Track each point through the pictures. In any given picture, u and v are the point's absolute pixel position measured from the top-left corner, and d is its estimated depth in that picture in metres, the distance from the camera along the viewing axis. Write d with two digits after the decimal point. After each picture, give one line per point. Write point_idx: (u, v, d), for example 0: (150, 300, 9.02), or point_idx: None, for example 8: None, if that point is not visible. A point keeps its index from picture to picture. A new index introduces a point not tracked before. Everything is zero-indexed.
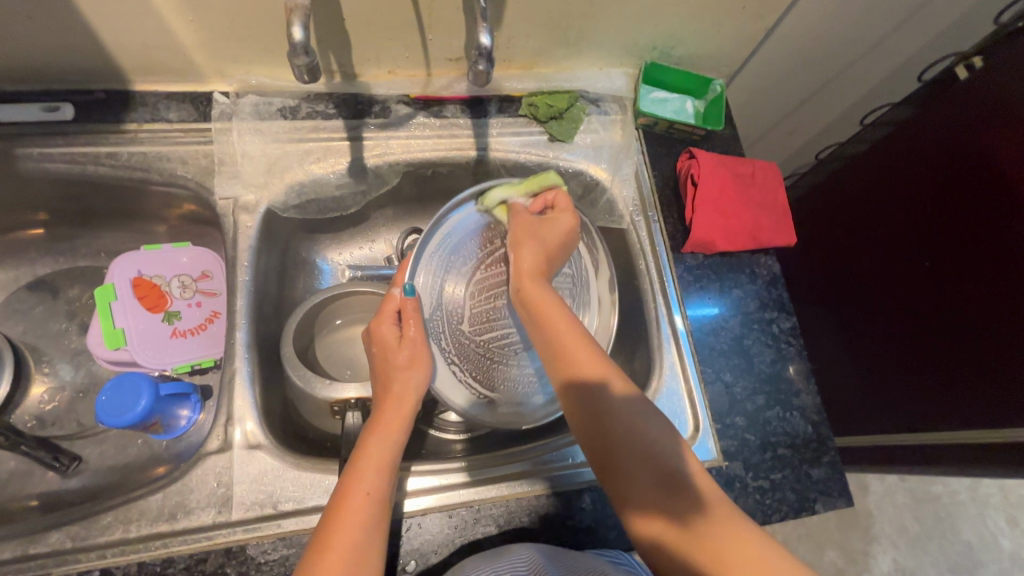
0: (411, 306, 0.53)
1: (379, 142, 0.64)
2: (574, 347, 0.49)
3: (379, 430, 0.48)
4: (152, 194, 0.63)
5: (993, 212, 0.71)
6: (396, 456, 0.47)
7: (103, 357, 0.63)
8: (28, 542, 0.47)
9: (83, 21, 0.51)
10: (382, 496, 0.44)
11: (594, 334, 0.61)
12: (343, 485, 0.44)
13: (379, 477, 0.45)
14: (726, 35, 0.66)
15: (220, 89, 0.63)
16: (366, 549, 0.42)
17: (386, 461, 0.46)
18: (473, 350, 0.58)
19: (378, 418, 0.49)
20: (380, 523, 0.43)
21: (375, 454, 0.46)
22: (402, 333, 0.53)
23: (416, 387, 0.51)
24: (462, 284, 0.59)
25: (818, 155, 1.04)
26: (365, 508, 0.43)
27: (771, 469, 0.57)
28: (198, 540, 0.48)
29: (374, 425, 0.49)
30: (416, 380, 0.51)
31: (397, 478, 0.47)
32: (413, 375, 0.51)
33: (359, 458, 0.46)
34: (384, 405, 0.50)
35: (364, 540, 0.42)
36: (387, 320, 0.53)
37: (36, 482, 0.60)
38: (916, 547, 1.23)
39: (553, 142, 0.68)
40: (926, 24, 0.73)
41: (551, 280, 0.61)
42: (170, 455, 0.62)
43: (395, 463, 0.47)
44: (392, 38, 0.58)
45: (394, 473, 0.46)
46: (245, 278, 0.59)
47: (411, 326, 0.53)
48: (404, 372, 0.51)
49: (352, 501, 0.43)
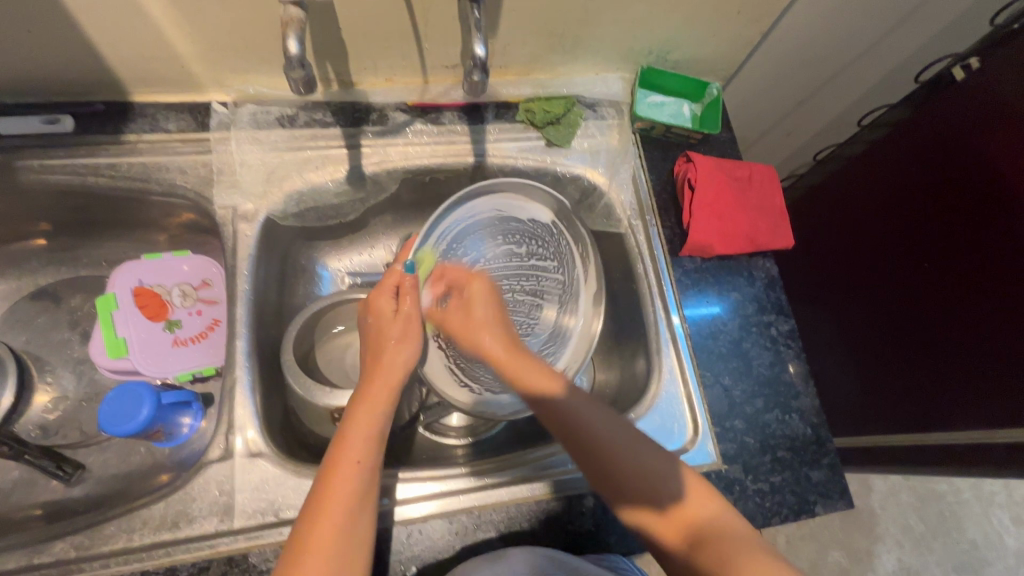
0: (409, 282, 0.55)
1: (378, 150, 0.65)
2: (525, 368, 0.52)
3: (366, 401, 0.49)
4: (152, 204, 0.64)
5: (993, 218, 0.71)
6: (383, 426, 0.48)
7: (105, 366, 0.63)
8: (32, 552, 0.48)
9: (81, 34, 0.52)
10: (372, 467, 0.45)
11: (577, 337, 0.61)
12: (332, 455, 0.45)
13: (366, 447, 0.46)
14: (722, 39, 0.66)
15: (218, 99, 0.63)
16: (357, 517, 0.43)
17: (372, 430, 0.47)
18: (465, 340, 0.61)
19: (365, 390, 0.50)
20: (372, 488, 0.45)
21: (362, 423, 0.47)
22: (399, 307, 0.55)
23: (405, 361, 0.52)
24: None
25: (815, 156, 1.05)
26: (355, 477, 0.44)
27: (771, 472, 0.57)
28: (201, 548, 0.49)
29: (362, 397, 0.49)
30: (405, 355, 0.53)
31: (384, 446, 0.48)
32: (403, 351, 0.53)
33: (348, 431, 0.46)
34: (372, 378, 0.51)
35: (358, 504, 0.43)
36: (384, 294, 0.55)
37: (40, 491, 0.61)
38: (921, 546, 1.23)
39: (551, 147, 0.69)
40: (921, 26, 0.73)
41: (537, 280, 0.64)
42: (172, 462, 0.62)
43: (382, 432, 0.48)
44: (389, 47, 0.59)
45: (382, 442, 0.48)
46: (245, 287, 0.59)
47: (407, 301, 0.54)
48: (394, 346, 0.53)
49: (342, 470, 0.44)
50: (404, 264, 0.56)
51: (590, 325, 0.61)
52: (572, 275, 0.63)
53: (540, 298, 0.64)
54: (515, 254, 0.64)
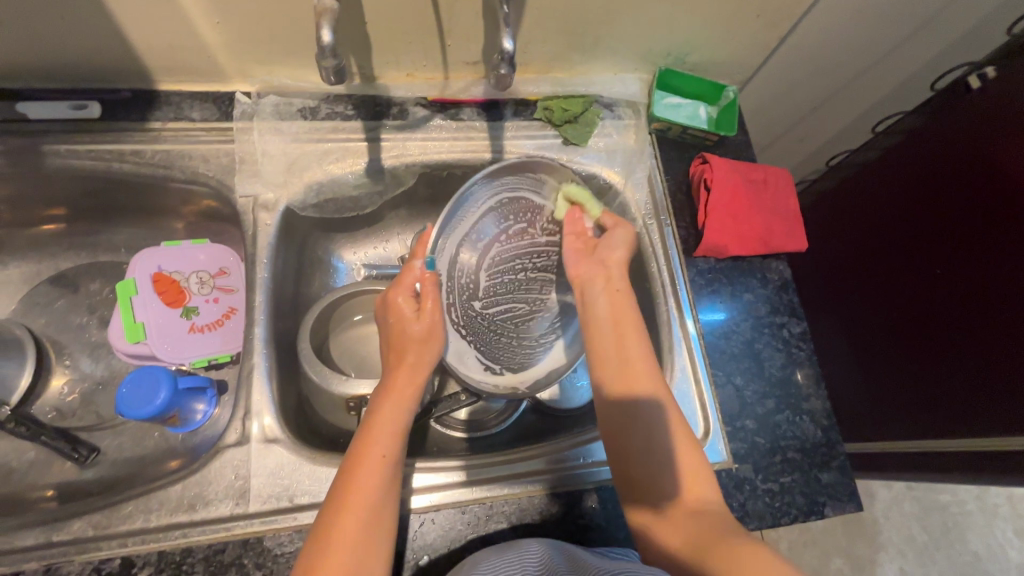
0: (431, 281, 0.54)
1: (397, 143, 0.65)
2: (639, 372, 0.50)
3: (391, 395, 0.49)
4: (173, 191, 0.64)
5: (996, 228, 0.73)
6: (407, 422, 0.49)
7: (122, 350, 0.64)
8: (51, 530, 0.48)
9: (112, 21, 0.52)
10: (396, 459, 0.46)
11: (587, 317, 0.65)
12: (357, 449, 0.45)
13: (392, 441, 0.46)
14: (741, 41, 0.66)
15: (242, 89, 0.64)
16: (383, 511, 0.43)
17: (399, 425, 0.48)
18: (480, 323, 0.61)
19: (390, 385, 0.50)
20: (395, 481, 0.45)
21: (387, 419, 0.47)
22: (420, 307, 0.53)
23: (431, 361, 0.53)
24: (474, 255, 0.61)
25: (829, 161, 1.06)
26: (381, 471, 0.44)
27: (780, 472, 0.58)
28: (216, 531, 0.49)
29: (386, 392, 0.50)
30: (430, 354, 0.53)
31: (407, 443, 0.48)
32: (429, 349, 0.53)
33: (374, 423, 0.47)
34: (398, 371, 0.51)
35: (382, 497, 0.43)
36: (403, 292, 0.54)
37: (54, 472, 0.61)
38: (924, 556, 1.22)
39: (567, 145, 0.69)
40: (937, 34, 0.74)
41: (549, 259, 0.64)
42: (185, 448, 0.63)
43: (406, 429, 0.48)
44: (412, 42, 0.60)
45: (405, 438, 0.48)
46: (264, 275, 0.60)
47: (428, 301, 0.53)
48: (420, 346, 0.52)
49: (367, 465, 0.44)
50: (422, 261, 0.55)
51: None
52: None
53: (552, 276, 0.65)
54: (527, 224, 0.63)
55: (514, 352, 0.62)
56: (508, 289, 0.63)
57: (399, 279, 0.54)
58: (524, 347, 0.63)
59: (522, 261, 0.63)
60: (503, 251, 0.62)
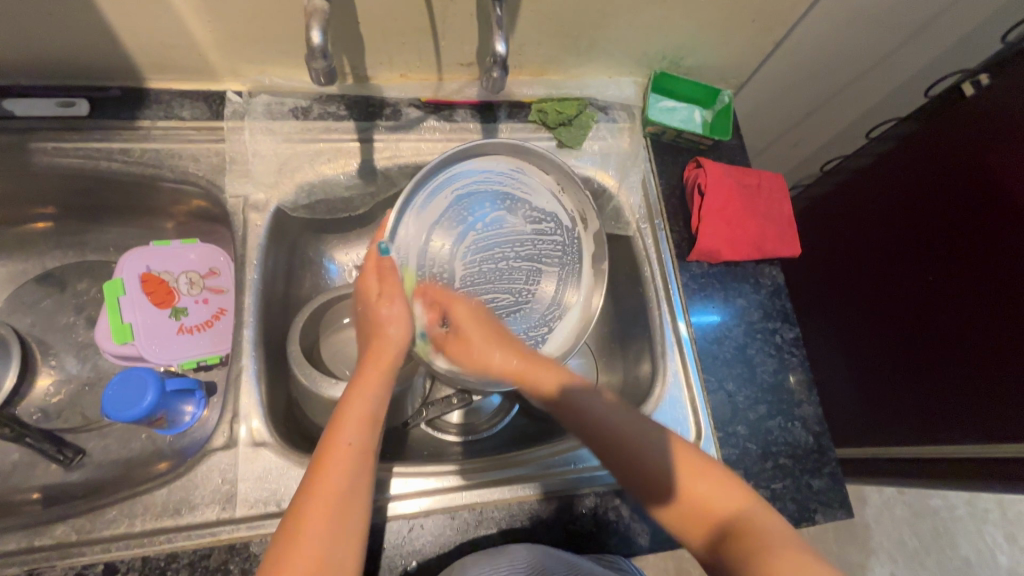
0: (389, 264, 0.53)
1: (390, 145, 0.65)
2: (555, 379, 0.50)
3: (362, 382, 0.48)
4: (163, 190, 0.64)
5: (990, 235, 0.73)
6: (379, 409, 0.47)
7: (109, 350, 0.63)
8: (33, 534, 0.47)
9: (100, 18, 0.52)
10: (367, 447, 0.44)
11: (576, 311, 0.61)
12: (327, 436, 0.44)
13: (361, 428, 0.45)
14: (736, 46, 0.66)
15: (233, 88, 0.64)
16: (351, 502, 0.41)
17: (369, 412, 0.46)
18: None
19: (362, 372, 0.49)
20: (367, 469, 0.44)
21: (357, 406, 0.46)
22: (382, 292, 0.53)
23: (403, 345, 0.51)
24: (451, 240, 0.59)
25: (823, 166, 1.06)
26: (349, 459, 0.43)
27: (771, 478, 0.58)
28: (201, 536, 0.48)
29: (357, 379, 0.48)
30: (398, 338, 0.51)
31: (381, 431, 0.47)
32: (394, 333, 0.51)
33: (344, 410, 0.46)
34: (368, 358, 0.50)
35: (350, 486, 0.42)
36: (368, 276, 0.54)
37: (39, 474, 0.60)
38: (914, 560, 1.23)
39: (561, 148, 0.69)
40: (932, 41, 0.74)
41: (537, 242, 0.62)
42: (172, 451, 0.62)
43: (378, 416, 0.47)
44: (405, 43, 0.59)
45: (378, 425, 0.47)
46: (254, 276, 0.59)
47: (392, 283, 0.52)
48: (391, 331, 0.51)
49: (336, 452, 0.43)
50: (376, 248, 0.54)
51: (591, 302, 0.61)
52: (571, 235, 0.62)
53: (540, 264, 0.62)
54: (513, 211, 0.61)
55: None
56: (489, 278, 0.60)
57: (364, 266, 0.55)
58: None
59: (511, 248, 0.61)
60: (482, 239, 0.60)
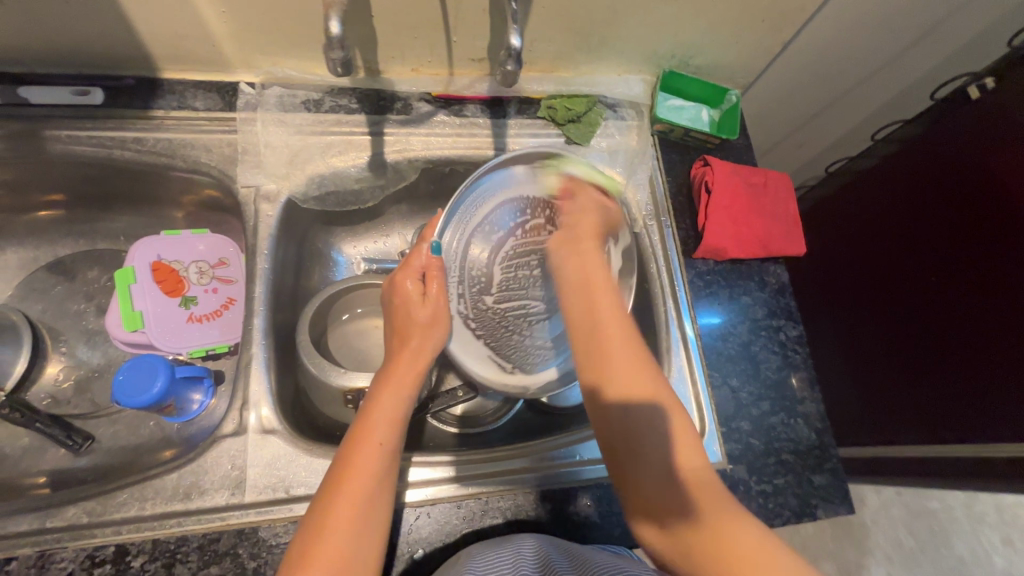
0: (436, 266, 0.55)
1: (400, 138, 0.66)
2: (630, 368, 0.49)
3: (392, 382, 0.49)
4: (174, 179, 0.64)
5: (992, 237, 0.73)
6: (406, 410, 0.49)
7: (119, 337, 0.63)
8: (45, 516, 0.48)
9: (119, 8, 0.52)
10: (393, 448, 0.46)
11: None
12: (358, 433, 0.45)
13: (390, 430, 0.46)
14: (745, 46, 0.67)
15: (246, 80, 0.64)
16: (377, 500, 0.43)
17: (398, 414, 0.48)
18: (491, 317, 0.60)
19: (393, 371, 0.50)
20: (392, 468, 0.45)
21: (387, 406, 0.47)
22: (426, 292, 0.55)
23: (434, 347, 0.53)
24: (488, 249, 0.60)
25: (827, 168, 1.07)
26: (378, 459, 0.44)
27: (774, 473, 0.58)
28: (211, 520, 0.49)
29: (387, 378, 0.50)
30: (433, 340, 0.54)
31: (406, 431, 0.48)
32: (431, 336, 0.53)
33: (374, 408, 0.47)
34: (399, 356, 0.52)
35: (377, 487, 0.43)
36: (409, 276, 0.55)
37: (47, 458, 0.61)
38: (911, 561, 1.24)
39: (570, 144, 0.70)
40: (938, 44, 0.75)
41: None
42: (180, 438, 0.63)
43: (405, 417, 0.48)
44: (417, 37, 0.60)
45: (404, 426, 0.48)
46: (264, 266, 0.60)
47: (433, 285, 0.55)
48: (422, 331, 0.53)
49: (364, 451, 0.44)
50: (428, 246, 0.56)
51: None
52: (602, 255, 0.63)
53: None
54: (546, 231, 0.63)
55: (526, 351, 0.60)
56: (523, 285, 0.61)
57: (407, 262, 0.56)
58: (536, 347, 0.60)
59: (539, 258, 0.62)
60: (517, 246, 0.61)
